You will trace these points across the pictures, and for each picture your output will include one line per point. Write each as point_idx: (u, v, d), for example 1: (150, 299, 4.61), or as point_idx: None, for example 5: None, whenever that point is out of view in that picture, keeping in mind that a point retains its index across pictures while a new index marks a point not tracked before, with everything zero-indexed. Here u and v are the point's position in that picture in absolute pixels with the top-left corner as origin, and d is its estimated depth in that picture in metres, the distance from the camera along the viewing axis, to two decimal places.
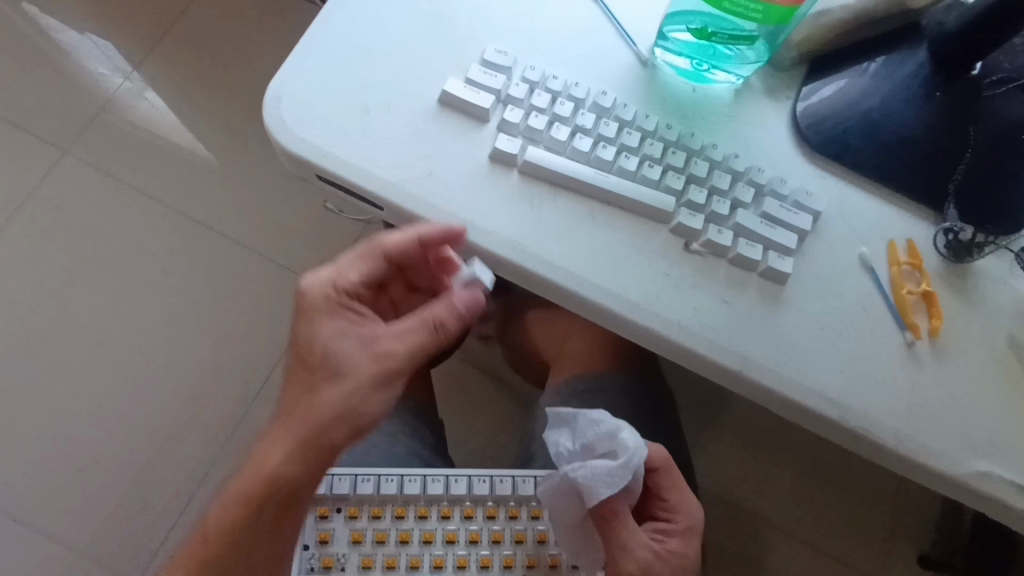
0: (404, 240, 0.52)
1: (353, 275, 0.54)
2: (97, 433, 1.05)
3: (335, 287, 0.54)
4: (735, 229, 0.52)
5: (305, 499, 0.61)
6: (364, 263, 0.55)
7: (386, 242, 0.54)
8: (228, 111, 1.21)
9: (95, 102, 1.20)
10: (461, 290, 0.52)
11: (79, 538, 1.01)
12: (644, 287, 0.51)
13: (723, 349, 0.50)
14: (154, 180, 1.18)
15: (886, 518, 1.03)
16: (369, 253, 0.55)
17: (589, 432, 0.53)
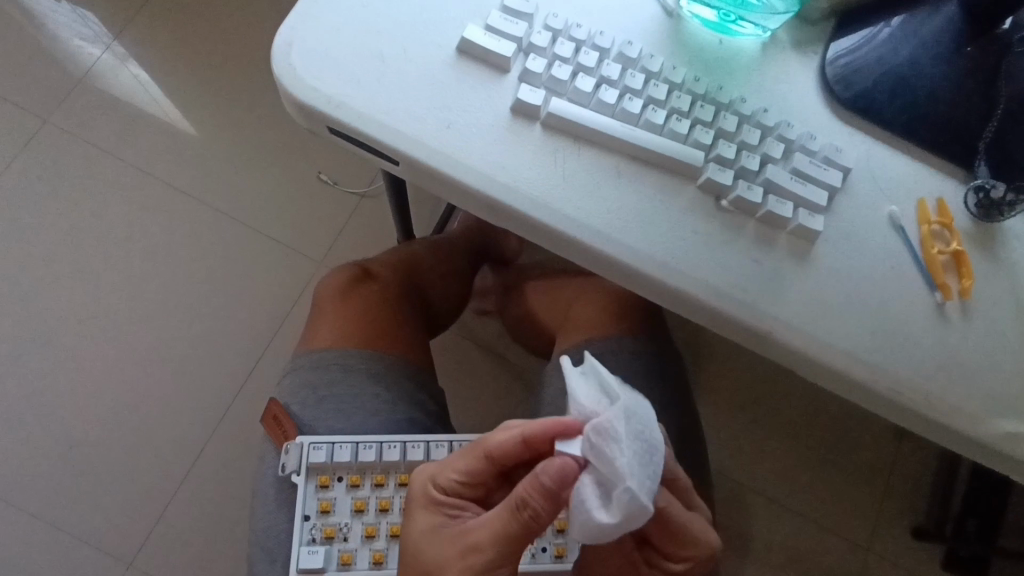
0: (506, 439, 0.45)
1: (452, 473, 0.48)
2: (88, 408, 1.02)
3: (433, 480, 0.48)
4: (765, 186, 0.50)
5: (305, 466, 0.58)
6: (464, 461, 0.48)
7: (489, 443, 0.46)
8: (218, 78, 1.17)
9: (73, 71, 1.15)
10: (543, 478, 0.40)
11: (76, 518, 0.98)
12: (669, 245, 0.49)
13: (753, 310, 0.49)
14: (143, 149, 1.13)
15: (878, 489, 1.04)
16: (469, 453, 0.48)
17: (613, 456, 0.36)
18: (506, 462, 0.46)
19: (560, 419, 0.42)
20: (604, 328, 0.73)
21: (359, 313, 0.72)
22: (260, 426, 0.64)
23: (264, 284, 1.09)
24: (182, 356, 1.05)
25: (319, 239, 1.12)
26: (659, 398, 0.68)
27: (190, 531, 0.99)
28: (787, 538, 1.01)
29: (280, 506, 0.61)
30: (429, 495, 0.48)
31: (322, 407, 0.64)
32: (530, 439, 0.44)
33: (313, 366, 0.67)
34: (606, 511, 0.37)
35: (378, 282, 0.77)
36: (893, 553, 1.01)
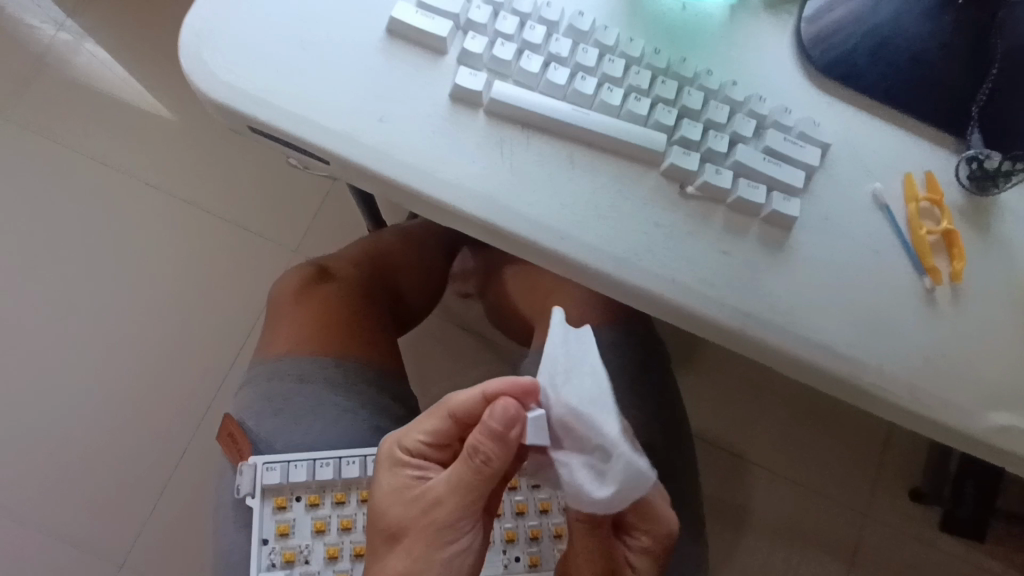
0: (470, 396, 0.43)
1: (414, 434, 0.46)
2: (41, 417, 0.95)
3: (397, 442, 0.46)
4: (734, 168, 0.46)
5: (260, 488, 0.56)
6: (428, 420, 0.46)
7: (452, 399, 0.44)
8: (158, 49, 1.06)
9: (28, 57, 1.06)
10: (503, 427, 0.39)
11: (33, 532, 0.92)
12: (631, 240, 0.45)
13: (723, 307, 0.44)
14: (84, 133, 1.04)
15: (875, 456, 1.00)
16: (432, 412, 0.46)
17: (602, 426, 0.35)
18: (472, 420, 0.44)
19: (517, 378, 0.41)
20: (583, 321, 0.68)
21: (317, 317, 0.68)
22: (216, 444, 0.61)
23: (229, 278, 1.01)
24: (145, 360, 0.98)
25: (282, 224, 1.04)
26: (636, 393, 0.64)
27: (162, 548, 0.92)
28: (784, 510, 0.97)
29: (239, 526, 0.58)
30: (389, 458, 0.46)
31: (279, 419, 0.61)
32: (492, 393, 0.42)
33: (269, 377, 0.64)
34: (604, 485, 0.35)
35: (338, 280, 0.73)
36: (891, 520, 0.98)
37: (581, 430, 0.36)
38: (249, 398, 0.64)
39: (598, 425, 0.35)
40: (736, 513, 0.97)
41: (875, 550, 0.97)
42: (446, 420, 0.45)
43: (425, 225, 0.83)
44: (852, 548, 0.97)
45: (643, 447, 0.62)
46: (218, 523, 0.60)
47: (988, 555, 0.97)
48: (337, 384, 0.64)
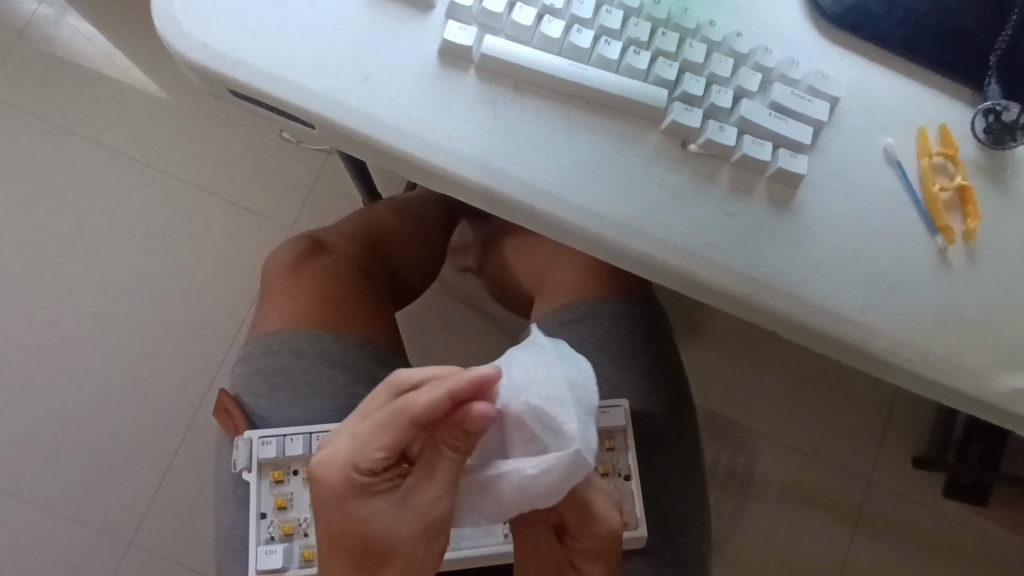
0: (432, 397, 0.37)
1: (376, 451, 0.38)
2: (39, 395, 0.95)
3: (353, 466, 0.39)
4: (739, 125, 0.43)
5: (257, 462, 0.55)
6: (385, 434, 0.38)
7: (409, 406, 0.38)
8: (140, 17, 1.03)
9: (10, 29, 1.02)
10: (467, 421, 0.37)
11: (37, 509, 0.92)
12: (631, 202, 0.43)
13: (728, 271, 0.43)
14: (69, 108, 1.01)
15: (878, 425, 0.99)
16: (389, 423, 0.38)
17: (562, 420, 0.38)
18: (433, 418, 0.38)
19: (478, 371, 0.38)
20: (586, 292, 0.66)
21: (311, 291, 0.66)
22: (213, 418, 0.60)
23: (227, 255, 1.00)
24: (144, 339, 0.97)
25: (276, 199, 1.02)
26: (639, 362, 0.63)
27: (170, 524, 0.93)
28: (787, 477, 0.97)
29: (237, 502, 0.58)
30: (350, 483, 0.39)
31: (275, 396, 0.60)
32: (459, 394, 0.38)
33: (263, 352, 0.63)
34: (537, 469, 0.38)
35: (331, 254, 0.71)
36: (897, 487, 0.98)
37: (540, 420, 0.38)
38: (244, 375, 0.63)
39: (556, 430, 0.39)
40: (739, 480, 0.97)
41: (878, 515, 0.97)
42: (407, 425, 0.38)
43: (422, 197, 0.82)
44: (855, 515, 0.97)
45: (645, 415, 0.61)
46: (218, 498, 0.59)
47: (992, 520, 0.97)
48: (333, 358, 0.63)
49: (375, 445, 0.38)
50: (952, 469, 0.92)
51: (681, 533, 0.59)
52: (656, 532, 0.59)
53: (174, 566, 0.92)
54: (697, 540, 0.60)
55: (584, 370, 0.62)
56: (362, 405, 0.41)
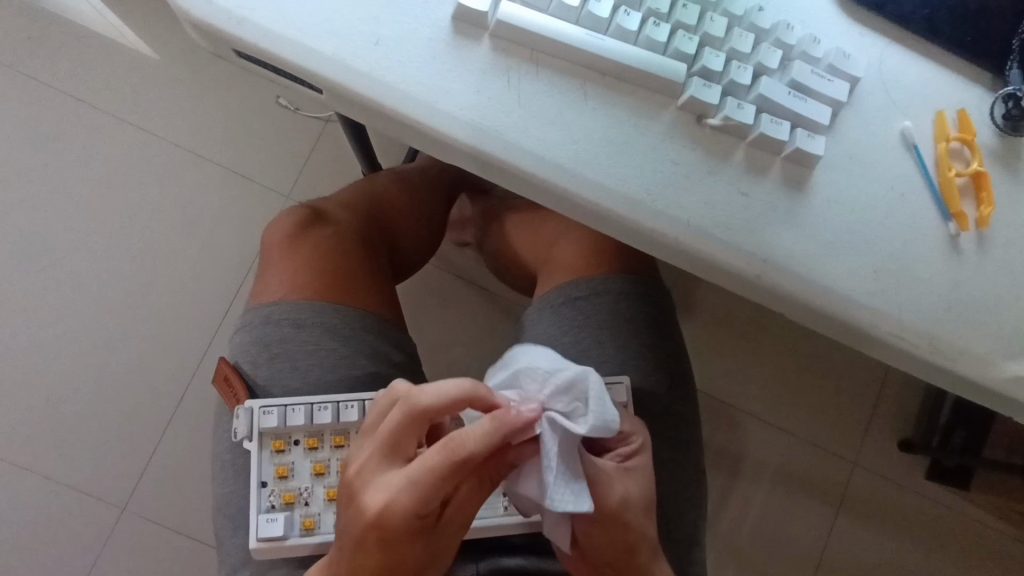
0: (492, 444, 0.38)
1: (435, 498, 0.39)
2: (32, 361, 0.94)
3: (413, 513, 0.39)
4: (759, 103, 0.43)
5: (258, 432, 0.54)
6: (448, 481, 0.39)
7: (472, 457, 0.38)
8: None
9: None
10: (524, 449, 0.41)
11: (30, 474, 0.92)
12: (647, 177, 0.42)
13: (741, 252, 0.42)
14: (58, 67, 0.98)
15: (866, 408, 1.00)
16: (448, 474, 0.38)
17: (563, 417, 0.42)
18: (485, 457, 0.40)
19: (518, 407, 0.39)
20: (590, 270, 0.66)
21: (312, 261, 0.65)
22: (211, 387, 0.60)
23: (221, 225, 0.98)
24: (140, 306, 0.96)
25: (273, 168, 1.00)
26: (640, 341, 0.63)
27: (165, 491, 0.93)
28: (776, 457, 0.99)
29: (236, 471, 0.58)
30: (410, 527, 0.39)
31: (275, 365, 0.60)
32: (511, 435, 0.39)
33: (263, 321, 0.62)
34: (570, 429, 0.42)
35: (331, 223, 0.70)
36: (883, 470, 0.99)
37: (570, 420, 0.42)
38: (243, 344, 0.62)
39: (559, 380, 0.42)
40: (729, 459, 0.98)
41: (862, 496, 0.99)
42: (468, 470, 0.39)
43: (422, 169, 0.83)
44: (840, 496, 0.98)
45: (648, 393, 0.61)
46: (218, 465, 0.59)
47: (975, 503, 0.99)
48: (334, 329, 0.62)
49: (435, 491, 0.39)
50: (935, 453, 0.94)
51: (679, 511, 0.60)
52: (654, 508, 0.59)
53: (168, 534, 0.92)
54: (693, 520, 0.61)
55: (587, 348, 0.62)
56: (394, 443, 0.40)
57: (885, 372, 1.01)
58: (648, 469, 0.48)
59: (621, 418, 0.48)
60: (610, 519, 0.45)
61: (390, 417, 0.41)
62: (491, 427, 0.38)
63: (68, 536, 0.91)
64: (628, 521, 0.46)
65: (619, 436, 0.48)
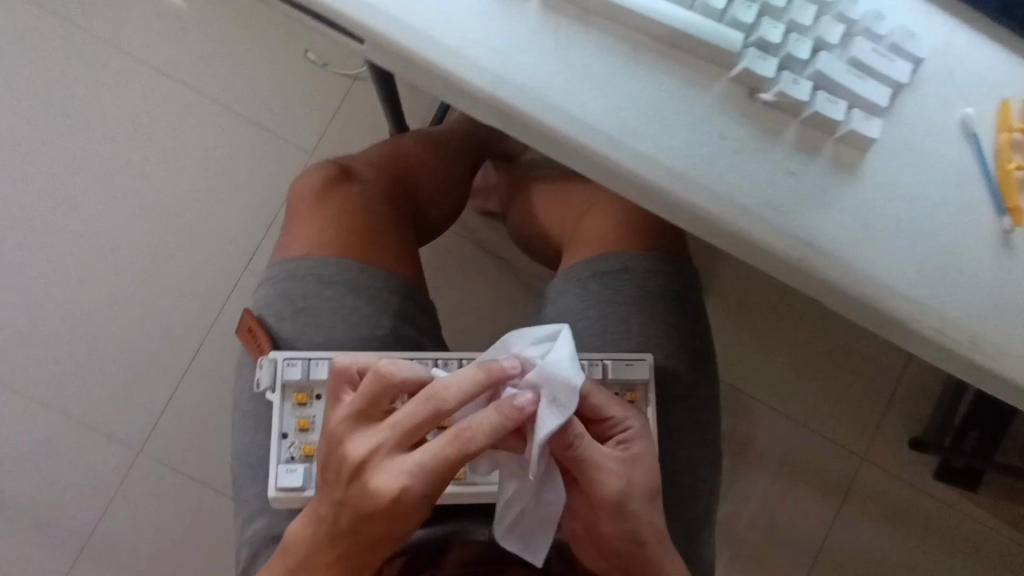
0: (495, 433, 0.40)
1: (440, 481, 0.41)
2: (58, 302, 0.95)
3: (420, 494, 0.41)
4: (815, 80, 0.41)
5: (281, 384, 0.55)
6: (454, 467, 0.41)
7: (477, 445, 0.40)
8: None
9: None
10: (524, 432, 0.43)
11: (52, 412, 0.94)
12: (695, 150, 0.41)
13: (786, 234, 0.41)
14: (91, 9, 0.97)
15: (880, 403, 0.99)
16: (456, 460, 0.40)
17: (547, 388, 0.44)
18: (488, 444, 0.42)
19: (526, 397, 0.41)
20: (618, 245, 0.65)
21: (339, 218, 0.65)
22: (235, 338, 0.60)
23: (248, 178, 0.98)
24: (164, 255, 0.96)
25: (301, 125, 0.99)
26: (665, 319, 0.62)
27: (182, 438, 0.95)
28: (786, 448, 0.98)
29: (257, 421, 0.58)
30: (414, 505, 0.41)
31: (298, 320, 0.60)
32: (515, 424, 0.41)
33: (289, 275, 0.62)
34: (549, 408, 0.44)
35: (360, 181, 0.69)
36: (891, 467, 0.99)
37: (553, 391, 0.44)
38: (267, 297, 0.62)
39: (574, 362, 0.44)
40: (738, 445, 0.98)
41: (869, 490, 0.99)
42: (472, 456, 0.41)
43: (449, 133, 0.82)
44: (844, 489, 0.98)
45: (669, 372, 0.61)
46: (240, 415, 0.60)
47: (984, 506, 0.99)
48: (359, 288, 0.62)
49: (443, 474, 0.41)
50: (946, 453, 0.93)
51: (692, 491, 0.60)
52: (667, 486, 0.59)
53: (181, 478, 0.94)
54: (704, 501, 0.61)
55: (611, 324, 0.62)
56: (404, 426, 0.42)
57: (903, 368, 1.00)
58: (650, 451, 0.49)
59: (611, 405, 0.50)
60: (618, 507, 0.46)
61: (409, 408, 0.41)
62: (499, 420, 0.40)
63: (86, 474, 0.94)
64: (636, 507, 0.47)
65: (614, 423, 0.50)
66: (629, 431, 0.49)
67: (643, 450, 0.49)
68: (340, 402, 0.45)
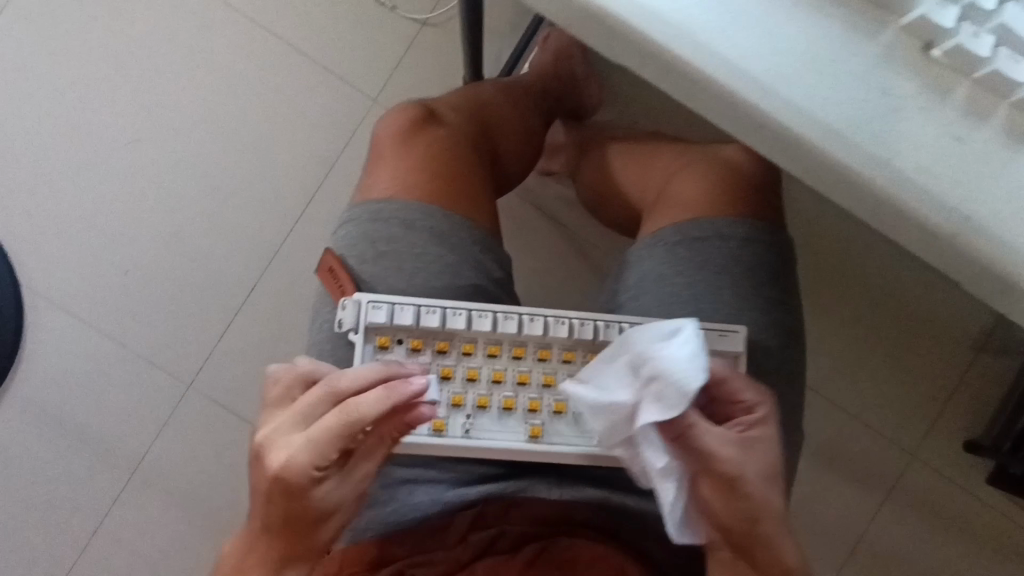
0: (376, 407, 0.41)
1: (321, 456, 0.42)
2: (125, 230, 0.96)
3: (304, 471, 0.42)
4: (999, 33, 0.35)
5: (364, 326, 0.53)
6: (334, 442, 0.41)
7: (360, 418, 0.41)
8: None
9: None
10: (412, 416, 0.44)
11: (112, 338, 0.95)
12: (851, 106, 0.37)
13: (938, 204, 0.37)
14: None
15: (938, 403, 0.94)
16: (340, 432, 0.41)
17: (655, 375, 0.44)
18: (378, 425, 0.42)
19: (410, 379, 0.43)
20: (715, 211, 0.62)
21: (425, 161, 0.63)
22: (316, 277, 0.59)
23: (318, 122, 0.96)
24: (230, 193, 0.96)
25: (374, 71, 0.96)
26: (760, 293, 0.59)
27: (233, 376, 0.94)
28: (845, 440, 0.95)
29: (334, 362, 0.57)
30: (303, 485, 0.42)
31: (381, 263, 0.58)
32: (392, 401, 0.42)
33: (373, 217, 0.60)
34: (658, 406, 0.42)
35: (445, 125, 0.67)
36: (947, 469, 0.94)
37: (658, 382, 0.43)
38: (349, 238, 0.60)
39: (696, 361, 0.42)
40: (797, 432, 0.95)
41: (914, 490, 0.94)
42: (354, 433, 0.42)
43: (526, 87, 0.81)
44: (890, 486, 0.94)
45: (759, 347, 0.58)
46: (315, 355, 0.59)
47: None
48: (442, 235, 0.60)
49: (328, 447, 0.42)
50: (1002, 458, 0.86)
51: None
52: None
53: (228, 415, 0.94)
54: None
55: (703, 294, 0.59)
56: (300, 410, 0.43)
57: (967, 367, 0.94)
58: (773, 438, 0.46)
59: (742, 387, 0.48)
60: (731, 489, 0.44)
61: (310, 394, 0.44)
62: (383, 393, 0.42)
63: (138, 402, 0.94)
64: (751, 492, 0.44)
65: (742, 405, 0.48)
66: (756, 416, 0.47)
67: (768, 437, 0.46)
68: (273, 401, 0.46)
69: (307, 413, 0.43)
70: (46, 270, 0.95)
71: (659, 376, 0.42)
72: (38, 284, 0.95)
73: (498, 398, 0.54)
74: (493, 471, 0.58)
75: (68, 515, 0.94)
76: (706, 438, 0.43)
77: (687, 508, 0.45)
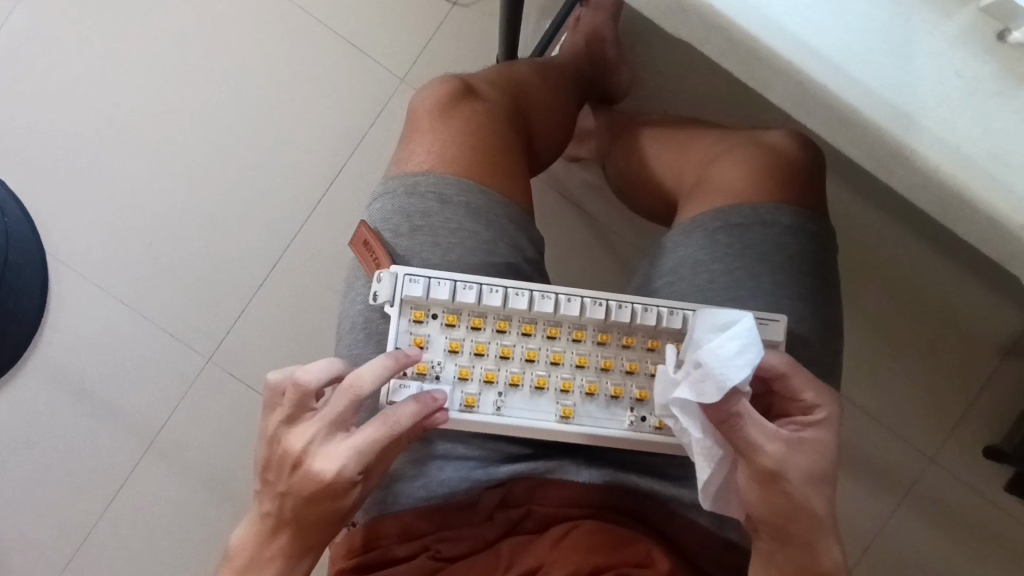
0: (414, 419, 0.48)
1: (364, 461, 0.47)
2: (151, 199, 0.96)
3: (346, 475, 0.47)
4: None
5: (399, 298, 0.53)
6: (376, 447, 0.48)
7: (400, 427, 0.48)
8: None
9: None
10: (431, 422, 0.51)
11: (134, 306, 0.96)
12: (922, 87, 0.36)
13: (1009, 194, 0.35)
14: None
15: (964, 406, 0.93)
16: (382, 440, 0.48)
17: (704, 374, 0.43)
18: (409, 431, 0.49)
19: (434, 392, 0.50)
20: (755, 197, 0.60)
21: (463, 136, 0.62)
22: (350, 249, 0.58)
23: (347, 99, 0.96)
24: (256, 166, 0.96)
25: (404, 49, 0.95)
26: (798, 283, 0.58)
27: (252, 349, 0.95)
28: (865, 440, 0.93)
29: (365, 335, 0.57)
30: (343, 487, 0.47)
31: (416, 237, 0.58)
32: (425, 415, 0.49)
33: (409, 190, 0.60)
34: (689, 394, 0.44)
35: (483, 100, 0.66)
36: (967, 474, 0.92)
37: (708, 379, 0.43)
38: (384, 210, 0.60)
39: (742, 357, 0.42)
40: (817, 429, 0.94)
41: (931, 491, 0.93)
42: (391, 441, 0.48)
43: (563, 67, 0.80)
44: (906, 486, 0.93)
45: (797, 338, 0.57)
46: (346, 327, 0.59)
47: None
48: (477, 211, 0.59)
49: (371, 453, 0.47)
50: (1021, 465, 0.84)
51: None
52: None
53: (245, 389, 0.94)
54: None
55: (740, 282, 0.58)
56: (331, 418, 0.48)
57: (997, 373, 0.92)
58: (822, 440, 0.48)
59: (806, 387, 0.49)
60: (771, 479, 0.45)
61: (336, 400, 0.48)
62: (417, 406, 0.49)
63: (158, 372, 0.95)
64: (790, 487, 0.46)
65: (800, 405, 0.49)
66: (812, 418, 0.49)
67: (819, 440, 0.48)
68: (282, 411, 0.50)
69: (340, 422, 0.48)
70: (71, 238, 0.96)
71: (700, 364, 0.43)
72: (62, 249, 0.96)
73: (530, 377, 0.53)
74: (524, 451, 0.58)
75: (85, 479, 0.94)
76: (750, 432, 0.44)
77: (722, 487, 0.47)
